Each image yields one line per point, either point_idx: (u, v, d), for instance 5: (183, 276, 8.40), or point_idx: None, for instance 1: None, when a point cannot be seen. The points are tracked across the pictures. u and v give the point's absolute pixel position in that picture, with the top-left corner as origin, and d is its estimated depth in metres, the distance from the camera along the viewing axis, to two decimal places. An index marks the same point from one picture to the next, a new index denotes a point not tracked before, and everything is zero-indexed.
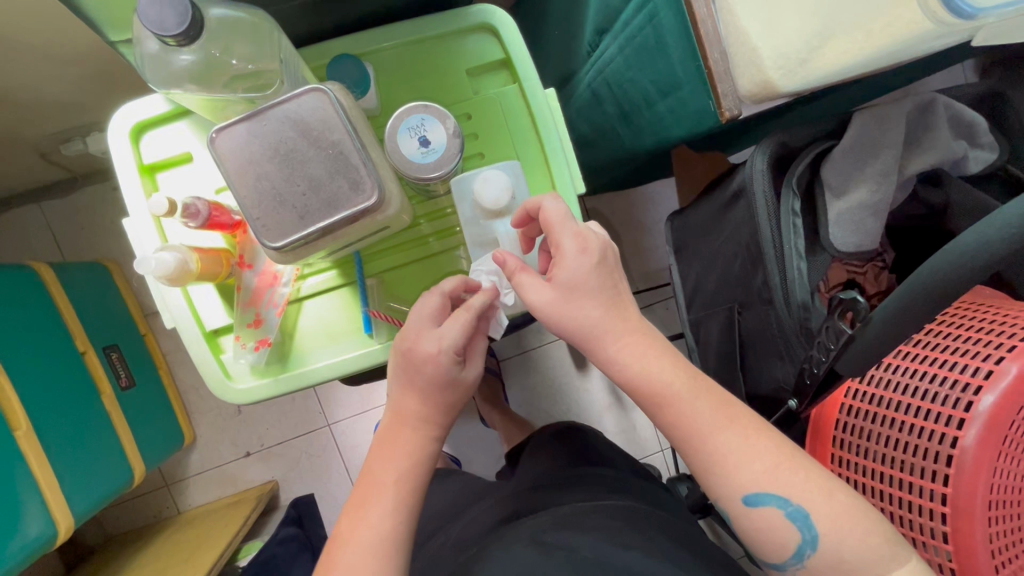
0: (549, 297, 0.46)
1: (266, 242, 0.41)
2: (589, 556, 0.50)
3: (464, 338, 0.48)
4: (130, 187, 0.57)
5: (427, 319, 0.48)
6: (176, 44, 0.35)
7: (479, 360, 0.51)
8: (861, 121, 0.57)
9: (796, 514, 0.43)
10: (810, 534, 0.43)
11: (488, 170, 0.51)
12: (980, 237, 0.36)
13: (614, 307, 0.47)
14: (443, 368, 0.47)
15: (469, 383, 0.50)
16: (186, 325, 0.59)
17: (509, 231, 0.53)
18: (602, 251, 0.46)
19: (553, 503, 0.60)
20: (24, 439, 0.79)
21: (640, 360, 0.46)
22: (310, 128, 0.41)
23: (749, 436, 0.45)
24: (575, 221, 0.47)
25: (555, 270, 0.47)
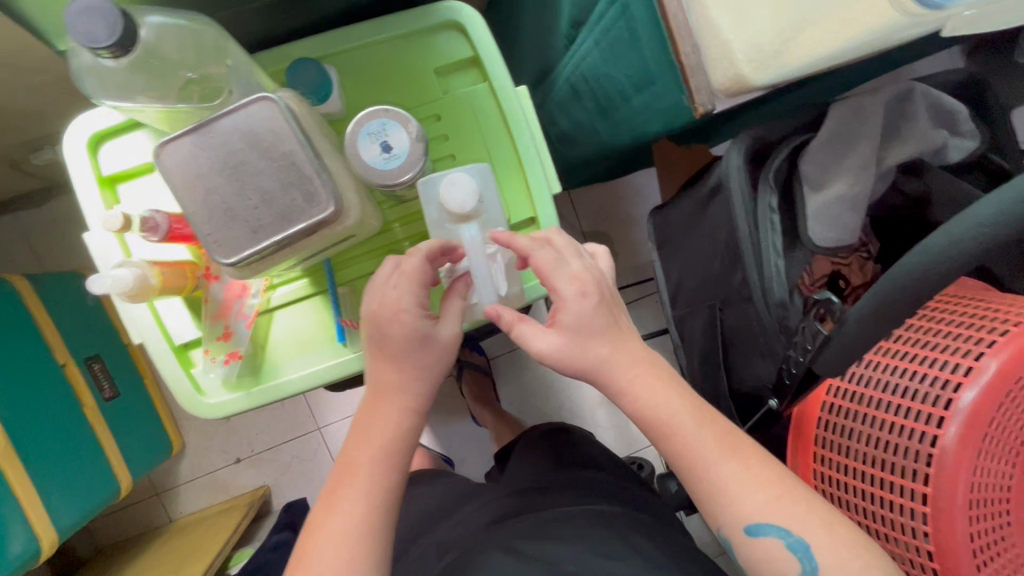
0: (556, 343, 0.45)
1: (218, 258, 0.40)
2: (571, 568, 0.50)
3: (422, 291, 0.47)
4: (90, 200, 0.55)
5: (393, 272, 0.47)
6: (111, 56, 0.34)
7: (455, 319, 0.49)
8: (838, 112, 0.56)
9: (798, 544, 0.41)
10: (810, 565, 0.41)
11: (454, 172, 0.48)
12: (951, 238, 0.34)
13: (592, 310, 0.45)
14: (407, 327, 0.46)
15: (446, 341, 0.48)
16: (154, 340, 0.57)
17: (475, 234, 0.49)
18: (601, 290, 0.46)
19: (537, 507, 0.59)
20: (2, 456, 0.78)
21: (615, 365, 0.46)
22: (260, 138, 0.40)
23: (726, 440, 0.44)
24: (568, 264, 0.46)
25: (558, 316, 0.45)
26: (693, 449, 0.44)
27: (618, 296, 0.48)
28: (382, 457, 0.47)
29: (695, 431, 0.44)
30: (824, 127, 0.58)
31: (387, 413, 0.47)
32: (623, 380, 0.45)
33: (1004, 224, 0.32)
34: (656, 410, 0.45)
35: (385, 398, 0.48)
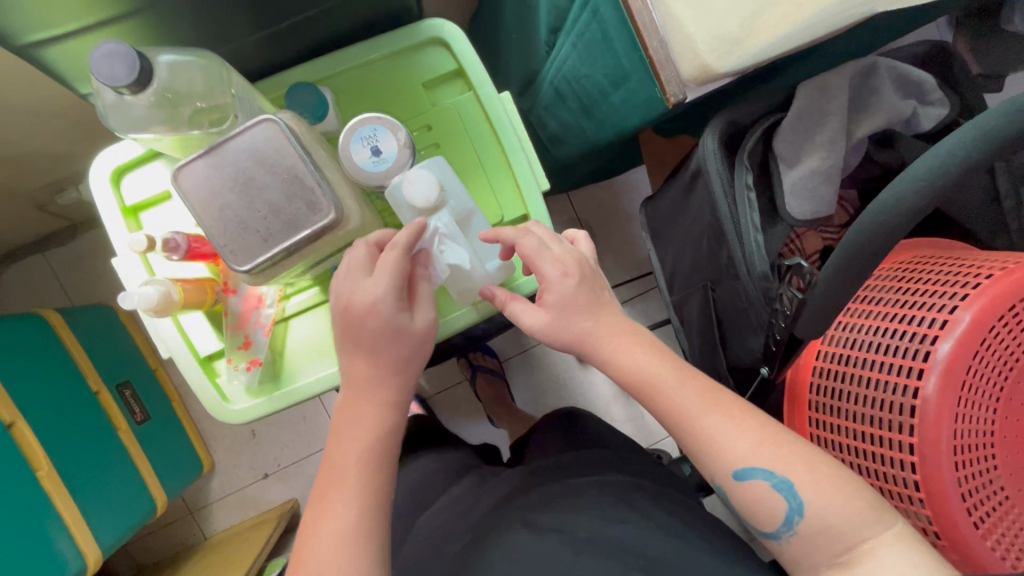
0: (544, 319, 0.50)
1: (235, 267, 0.44)
2: (585, 534, 0.53)
3: (398, 283, 0.49)
4: (115, 228, 0.60)
5: (358, 270, 0.49)
6: (130, 92, 0.39)
7: (429, 306, 0.52)
8: (807, 91, 0.59)
9: (783, 484, 0.43)
10: (796, 501, 0.43)
11: (412, 170, 0.51)
12: (897, 194, 0.36)
13: (589, 294, 0.50)
14: (383, 317, 0.49)
15: (423, 330, 0.51)
16: (181, 354, 0.62)
17: (445, 220, 0.53)
18: (581, 270, 0.50)
19: (548, 480, 0.62)
20: (46, 479, 0.83)
21: (605, 339, 0.49)
22: (264, 156, 0.44)
23: (711, 404, 0.46)
24: (550, 249, 0.50)
25: (544, 295, 0.50)
26: (682, 412, 0.46)
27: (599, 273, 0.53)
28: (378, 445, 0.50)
29: (682, 391, 0.47)
30: (794, 105, 0.60)
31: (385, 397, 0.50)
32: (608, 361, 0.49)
33: (937, 178, 0.35)
34: (645, 385, 0.48)
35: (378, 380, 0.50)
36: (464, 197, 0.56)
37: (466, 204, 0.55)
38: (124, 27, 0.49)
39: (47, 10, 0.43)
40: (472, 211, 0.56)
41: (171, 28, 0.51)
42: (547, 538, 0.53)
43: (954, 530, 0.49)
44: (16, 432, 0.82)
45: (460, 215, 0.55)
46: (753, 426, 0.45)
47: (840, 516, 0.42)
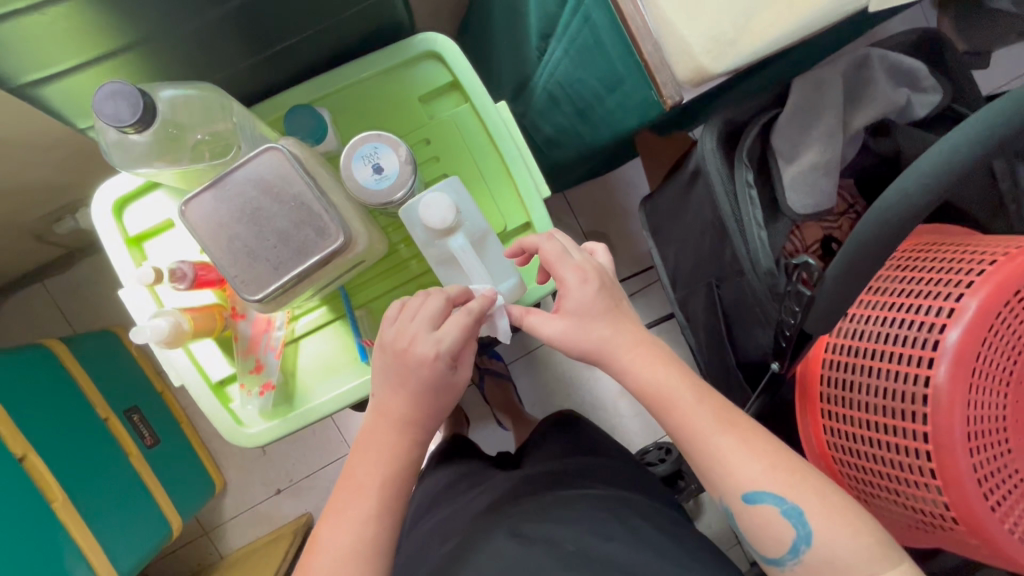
0: (561, 327, 0.50)
1: (248, 297, 0.44)
2: (571, 548, 0.53)
3: (461, 343, 0.48)
4: (120, 260, 0.60)
5: (425, 323, 0.48)
6: (135, 130, 0.39)
7: (472, 362, 0.51)
8: (800, 87, 0.60)
9: (793, 511, 0.44)
10: (804, 530, 0.44)
11: (427, 193, 0.52)
12: (902, 192, 0.37)
13: (607, 304, 0.50)
14: (437, 373, 0.48)
15: (460, 385, 0.51)
16: (193, 381, 0.62)
17: (463, 244, 0.54)
18: (601, 278, 0.50)
19: (541, 490, 0.62)
20: (62, 511, 0.83)
21: (618, 346, 0.49)
22: (271, 185, 0.44)
23: (725, 426, 0.47)
24: (571, 258, 0.50)
25: (562, 303, 0.50)
26: (692, 427, 0.47)
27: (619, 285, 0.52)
28: (386, 477, 0.49)
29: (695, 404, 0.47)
30: (788, 103, 0.61)
31: (389, 421, 0.50)
32: (621, 370, 0.49)
33: (941, 175, 0.35)
34: (654, 390, 0.48)
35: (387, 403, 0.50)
36: (478, 218, 0.56)
37: (482, 226, 0.56)
38: (119, 60, 0.49)
39: (43, 50, 0.43)
40: (486, 233, 0.57)
41: (166, 58, 0.51)
42: (568, 543, 0.53)
43: (972, 515, 0.49)
44: (28, 466, 0.81)
45: (475, 236, 0.56)
46: (767, 449, 0.46)
47: (850, 549, 0.43)
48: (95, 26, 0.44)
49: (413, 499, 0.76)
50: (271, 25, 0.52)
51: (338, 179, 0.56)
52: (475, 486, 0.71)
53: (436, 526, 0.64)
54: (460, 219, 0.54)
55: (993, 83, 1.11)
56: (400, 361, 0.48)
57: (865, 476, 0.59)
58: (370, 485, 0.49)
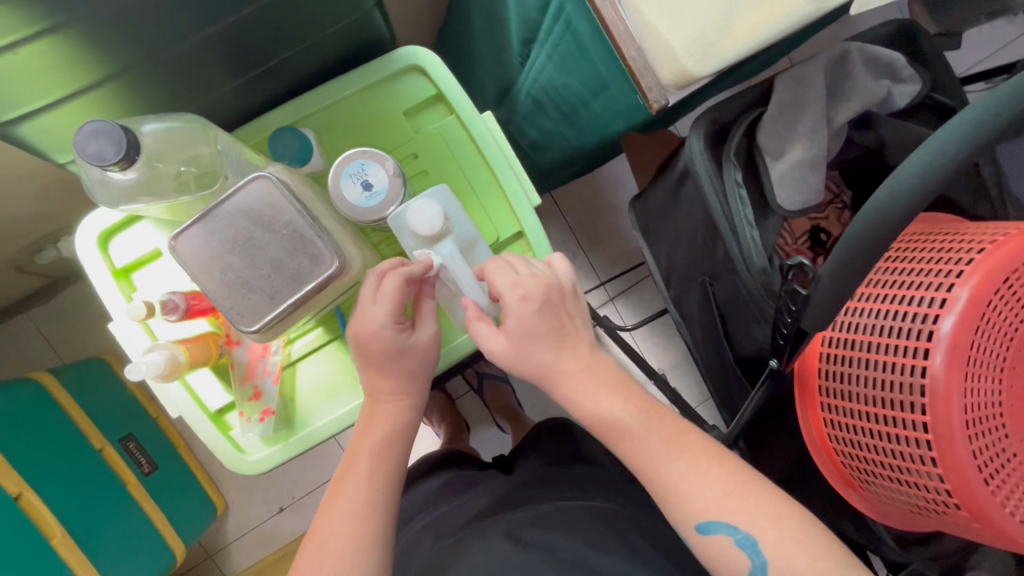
0: (505, 344, 0.50)
1: (244, 328, 0.44)
2: (567, 557, 0.53)
3: (397, 310, 0.50)
4: (108, 293, 0.59)
5: (364, 295, 0.50)
6: (120, 168, 0.38)
7: (432, 322, 0.54)
8: (783, 86, 0.61)
9: (747, 540, 0.46)
10: (759, 559, 0.45)
11: (417, 200, 0.51)
12: (893, 192, 0.37)
13: (551, 320, 0.50)
14: (386, 341, 0.50)
15: (426, 345, 0.53)
16: (190, 411, 0.61)
17: (452, 251, 0.52)
18: (544, 295, 0.49)
19: (534, 499, 0.63)
20: (61, 546, 0.82)
21: (570, 368, 0.50)
22: (261, 214, 0.44)
23: (676, 450, 0.48)
24: (515, 271, 0.51)
25: (505, 320, 0.50)
26: (643, 460, 0.48)
27: (569, 300, 0.52)
28: (385, 475, 0.51)
29: (645, 430, 0.49)
30: (772, 101, 0.62)
31: (389, 423, 0.52)
32: (568, 389, 0.50)
33: (930, 175, 0.36)
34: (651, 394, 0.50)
35: (388, 408, 0.53)
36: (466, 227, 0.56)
37: (469, 234, 0.56)
38: (97, 93, 0.48)
39: (18, 88, 0.42)
40: (474, 239, 0.56)
41: (144, 88, 0.50)
42: (574, 550, 0.54)
43: (974, 500, 0.50)
44: (25, 503, 0.80)
45: (463, 242, 0.56)
46: (719, 475, 0.47)
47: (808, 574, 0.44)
48: (71, 61, 0.43)
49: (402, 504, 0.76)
50: (251, 48, 0.52)
51: (327, 199, 0.56)
52: (475, 487, 0.72)
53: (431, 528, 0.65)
54: (449, 225, 0.52)
55: (965, 64, 1.13)
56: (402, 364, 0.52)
57: (867, 466, 0.59)
58: (384, 470, 0.51)
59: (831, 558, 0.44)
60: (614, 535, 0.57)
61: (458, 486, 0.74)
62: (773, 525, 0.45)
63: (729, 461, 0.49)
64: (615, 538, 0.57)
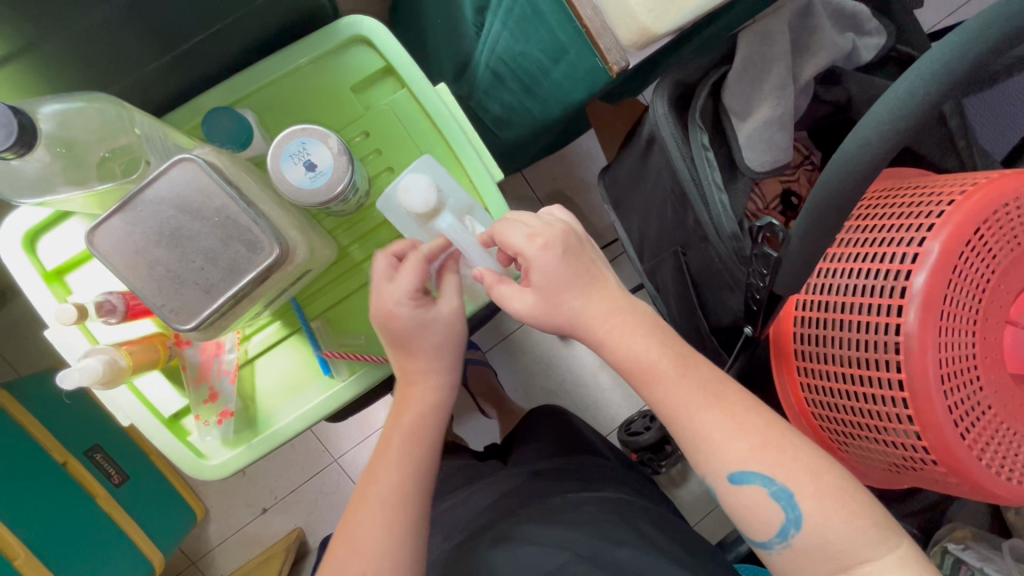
0: (532, 303, 0.48)
1: (179, 326, 0.41)
2: (584, 551, 0.52)
3: (417, 282, 0.50)
4: (40, 298, 0.54)
5: (405, 292, 0.50)
6: (15, 155, 0.34)
7: (454, 294, 0.53)
8: (745, 41, 0.58)
9: (782, 493, 0.44)
10: (794, 513, 0.44)
11: (407, 176, 0.51)
12: (863, 141, 0.35)
13: (577, 268, 0.48)
14: (409, 317, 0.50)
15: (447, 318, 0.52)
16: (143, 418, 0.57)
17: (452, 222, 0.52)
18: (564, 242, 0.48)
19: (545, 494, 0.60)
20: (26, 567, 0.77)
21: (601, 313, 0.48)
22: (189, 202, 0.40)
23: (714, 399, 0.46)
24: (526, 224, 0.49)
25: (529, 274, 0.48)
26: (679, 414, 0.47)
27: (587, 244, 0.51)
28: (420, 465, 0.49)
29: (682, 378, 0.47)
30: (737, 57, 0.59)
31: (423, 407, 0.52)
32: (601, 331, 0.48)
33: (899, 120, 0.34)
34: (639, 371, 0.47)
35: (422, 391, 0.52)
36: (459, 194, 0.55)
37: (465, 201, 0.55)
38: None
39: None
40: (470, 206, 0.55)
41: (56, 67, 0.45)
42: (588, 542, 0.53)
43: (951, 455, 0.50)
44: None
45: (463, 210, 0.55)
46: (756, 426, 0.45)
47: (843, 532, 0.43)
48: None
49: None
50: (174, 20, 0.47)
51: (267, 179, 0.51)
52: (480, 481, 0.69)
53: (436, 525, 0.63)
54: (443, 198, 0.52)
55: (932, 19, 1.12)
56: (436, 348, 0.52)
57: (845, 429, 0.59)
58: (411, 457, 0.49)
59: (837, 524, 0.43)
60: (610, 517, 0.56)
61: (459, 477, 0.71)
62: (810, 480, 0.44)
63: (765, 411, 0.47)
64: (614, 518, 0.56)
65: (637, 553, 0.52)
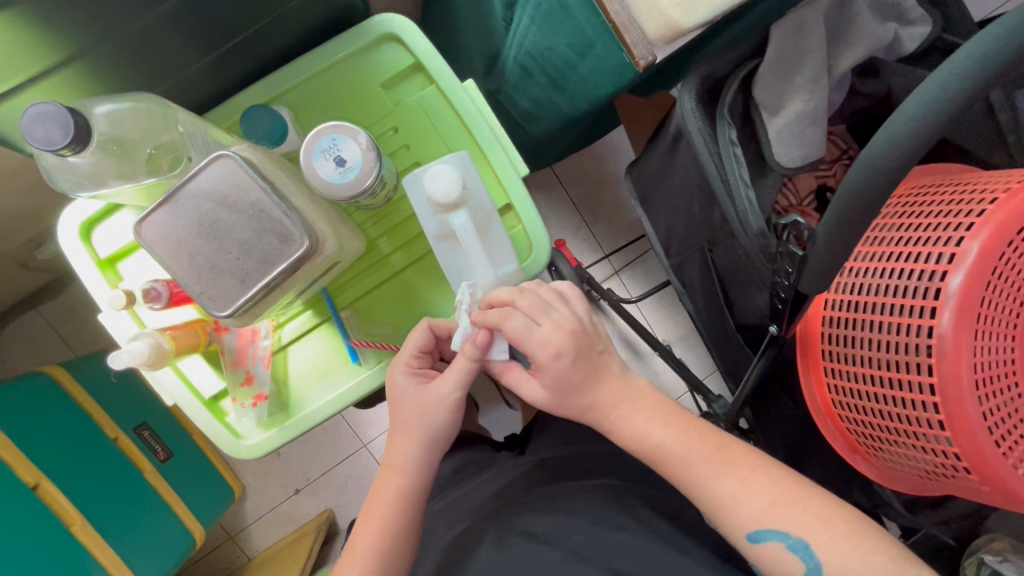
0: (544, 397, 0.51)
1: (217, 313, 0.43)
2: (580, 542, 0.53)
3: (417, 350, 0.53)
4: (94, 284, 0.58)
5: (411, 352, 0.53)
6: (71, 152, 0.37)
7: (454, 379, 0.51)
8: (778, 33, 0.56)
9: (798, 545, 0.47)
10: (813, 562, 0.46)
11: (436, 165, 0.52)
12: (890, 137, 0.34)
13: (586, 368, 0.50)
14: (410, 382, 0.52)
15: (438, 398, 0.52)
16: (184, 398, 0.61)
17: (465, 222, 0.53)
18: (576, 348, 0.49)
19: (547, 482, 0.62)
20: (82, 533, 0.82)
21: None
22: (226, 196, 0.43)
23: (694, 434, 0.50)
24: (536, 329, 0.48)
25: (538, 374, 0.50)
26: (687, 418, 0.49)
27: (596, 337, 0.51)
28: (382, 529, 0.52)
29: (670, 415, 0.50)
30: (768, 51, 0.57)
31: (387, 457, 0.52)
32: None
33: (929, 116, 0.33)
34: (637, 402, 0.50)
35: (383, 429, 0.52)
36: (482, 200, 0.56)
37: (485, 207, 0.56)
38: (60, 76, 0.46)
39: None
40: (490, 214, 0.56)
41: (105, 70, 0.48)
42: (587, 531, 0.54)
43: (985, 463, 0.48)
44: (44, 492, 0.79)
45: (481, 215, 0.56)
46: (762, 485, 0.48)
47: None
48: (20, 44, 0.41)
49: None
50: (214, 22, 0.49)
51: (301, 173, 0.54)
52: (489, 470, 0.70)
53: (448, 515, 0.64)
54: (466, 196, 0.53)
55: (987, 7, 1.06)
56: (419, 424, 0.52)
57: (872, 432, 0.57)
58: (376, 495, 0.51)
59: None
60: (625, 511, 0.57)
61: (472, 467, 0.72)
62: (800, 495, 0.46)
63: (771, 467, 0.50)
64: (623, 512, 0.57)
65: (643, 547, 0.53)
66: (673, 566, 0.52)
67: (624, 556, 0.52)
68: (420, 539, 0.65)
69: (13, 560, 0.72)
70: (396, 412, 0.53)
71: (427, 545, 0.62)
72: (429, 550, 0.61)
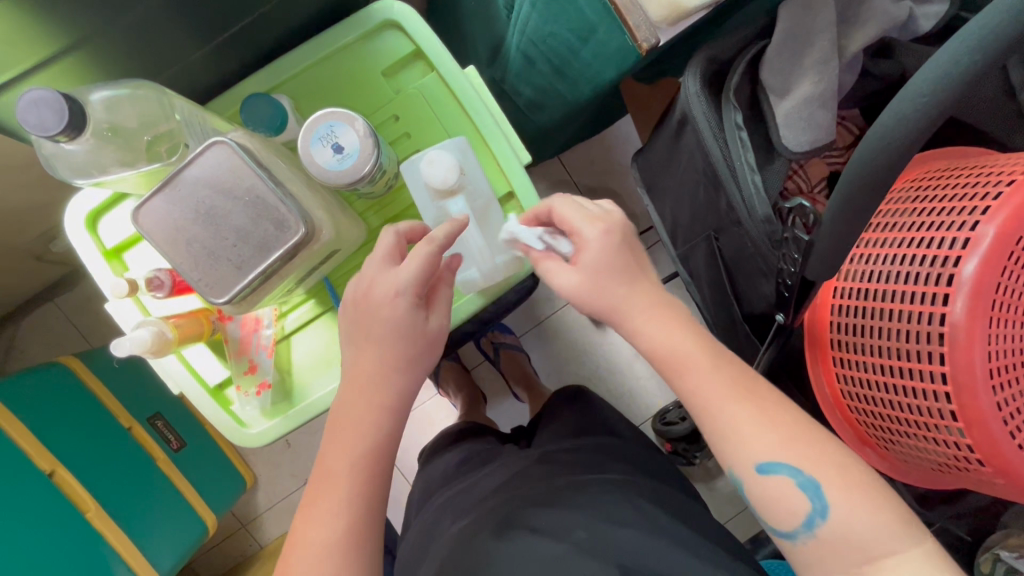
0: (576, 279, 0.48)
1: (215, 300, 0.43)
2: (583, 536, 0.52)
3: (390, 259, 0.49)
4: (100, 273, 0.59)
5: (381, 260, 0.48)
6: (68, 138, 0.38)
7: (443, 310, 0.51)
8: (786, 13, 0.54)
9: (813, 486, 0.42)
10: (824, 504, 0.42)
11: (433, 150, 0.52)
12: (899, 115, 0.33)
13: (625, 258, 0.48)
14: (380, 299, 0.47)
15: (431, 334, 0.50)
16: (190, 386, 0.61)
17: (462, 209, 0.54)
18: (623, 231, 0.48)
19: (551, 475, 0.61)
20: (96, 519, 0.83)
21: (620, 300, 0.47)
22: (222, 183, 0.43)
23: None
24: (585, 209, 0.49)
25: (580, 253, 0.48)
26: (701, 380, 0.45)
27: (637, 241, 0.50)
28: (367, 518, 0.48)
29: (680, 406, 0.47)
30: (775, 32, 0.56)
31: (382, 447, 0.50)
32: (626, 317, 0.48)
33: (940, 91, 0.31)
34: None
35: None
36: (481, 185, 0.56)
37: (484, 195, 0.56)
38: (61, 65, 0.46)
39: None
40: (488, 202, 0.57)
41: (106, 60, 0.48)
42: (592, 527, 0.53)
43: (998, 455, 0.46)
44: (59, 479, 0.81)
45: (480, 205, 0.56)
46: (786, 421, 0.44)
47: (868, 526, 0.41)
48: (20, 33, 0.40)
49: (422, 479, 0.76)
50: (212, 10, 0.49)
51: (300, 162, 0.54)
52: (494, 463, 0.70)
53: (451, 507, 0.64)
54: (463, 183, 0.53)
55: None
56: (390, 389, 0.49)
57: (882, 423, 0.56)
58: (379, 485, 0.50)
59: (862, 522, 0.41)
60: (630, 505, 0.56)
61: (476, 459, 0.72)
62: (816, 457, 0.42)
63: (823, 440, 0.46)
64: (628, 506, 0.56)
65: (647, 541, 0.52)
66: (679, 561, 0.51)
67: (628, 551, 0.51)
68: (424, 530, 0.65)
69: (29, 546, 0.73)
70: (359, 357, 0.49)
71: (430, 537, 0.62)
72: (432, 542, 0.61)
